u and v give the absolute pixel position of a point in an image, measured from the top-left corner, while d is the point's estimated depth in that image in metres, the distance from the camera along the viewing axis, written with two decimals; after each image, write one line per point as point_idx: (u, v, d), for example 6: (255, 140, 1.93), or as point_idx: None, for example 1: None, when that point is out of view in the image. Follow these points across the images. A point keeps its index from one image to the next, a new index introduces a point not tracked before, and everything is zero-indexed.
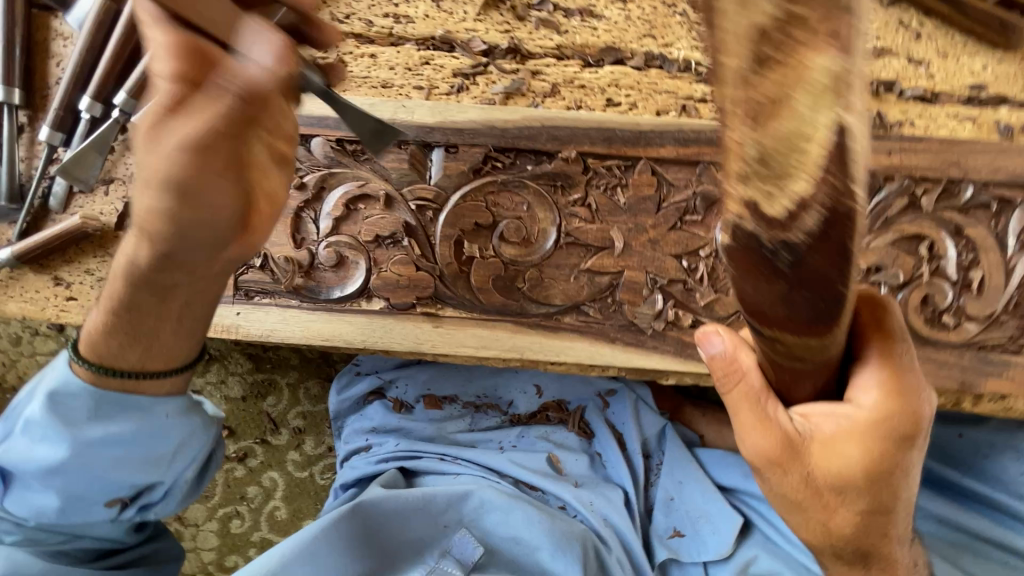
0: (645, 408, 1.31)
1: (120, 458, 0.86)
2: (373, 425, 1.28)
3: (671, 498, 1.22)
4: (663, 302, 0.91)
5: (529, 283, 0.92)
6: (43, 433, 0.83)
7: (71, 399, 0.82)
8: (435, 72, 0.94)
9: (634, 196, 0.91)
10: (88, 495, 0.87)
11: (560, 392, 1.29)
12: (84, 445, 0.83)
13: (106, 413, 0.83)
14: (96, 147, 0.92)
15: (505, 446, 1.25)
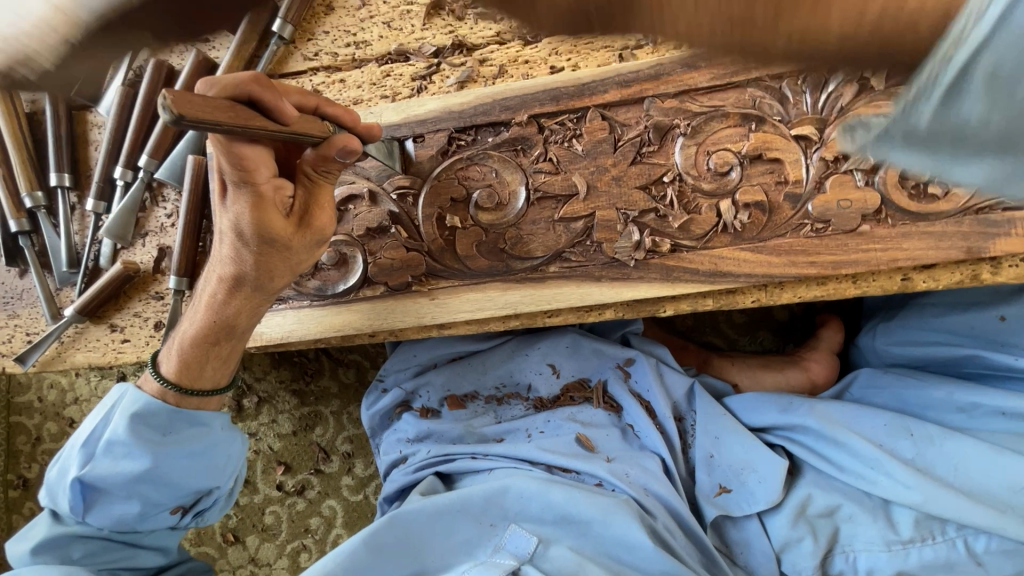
0: (668, 369, 1.29)
1: (190, 463, 1.01)
2: (406, 436, 1.32)
3: (711, 456, 1.18)
4: (639, 233, 0.95)
5: (510, 242, 0.98)
6: (123, 449, 0.97)
7: (151, 415, 0.98)
8: (396, 81, 1.06)
9: (590, 142, 0.97)
10: (162, 500, 1.01)
11: (578, 370, 1.30)
12: (164, 453, 0.98)
13: (179, 425, 1.00)
14: (132, 207, 1.10)
15: (532, 434, 1.26)
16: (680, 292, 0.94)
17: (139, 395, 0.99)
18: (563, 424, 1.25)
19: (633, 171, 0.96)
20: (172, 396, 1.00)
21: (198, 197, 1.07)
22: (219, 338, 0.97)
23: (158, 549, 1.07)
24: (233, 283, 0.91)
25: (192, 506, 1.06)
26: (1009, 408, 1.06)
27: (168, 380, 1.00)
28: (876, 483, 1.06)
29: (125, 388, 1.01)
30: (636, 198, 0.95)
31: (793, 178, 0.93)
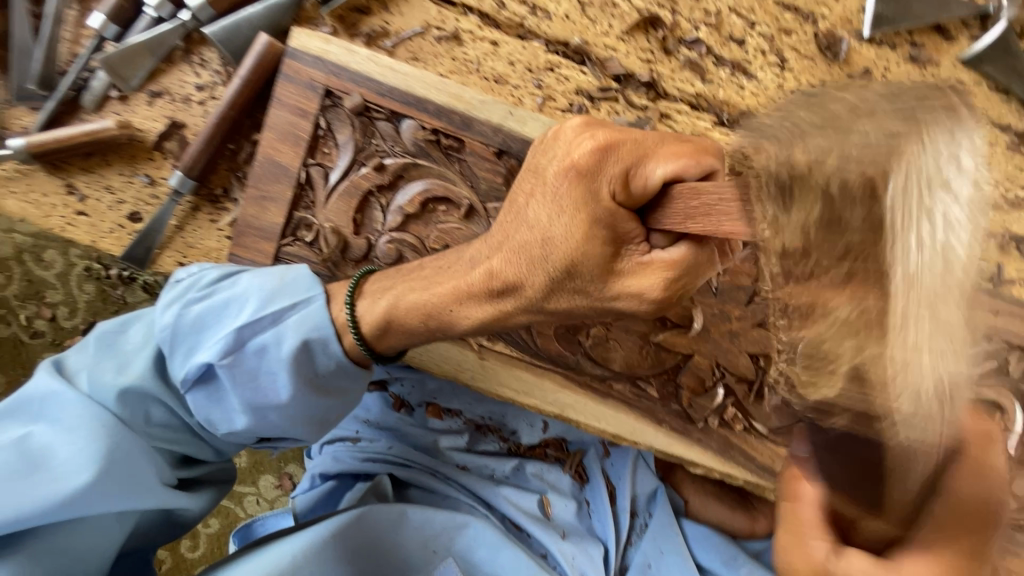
0: (644, 466, 1.27)
1: (305, 414, 0.79)
2: (369, 417, 1.24)
3: (647, 565, 1.22)
4: (723, 395, 0.86)
5: (592, 340, 0.84)
6: (300, 364, 0.75)
7: (323, 352, 0.77)
8: (557, 82, 0.83)
9: (728, 282, 0.83)
10: (261, 429, 0.79)
11: (564, 431, 1.24)
12: (306, 396, 0.77)
13: (335, 373, 0.78)
14: (153, 50, 0.79)
15: (498, 476, 1.21)
16: (726, 470, 0.88)
17: (323, 316, 0.76)
18: (529, 479, 1.22)
19: (753, 334, 0.84)
20: (342, 325, 0.76)
21: (253, 95, 0.79)
22: (435, 322, 0.74)
23: (214, 449, 0.84)
24: (501, 286, 0.70)
25: (273, 441, 0.83)
26: None
27: (357, 326, 0.75)
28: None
29: (315, 297, 0.76)
30: (740, 362, 0.85)
31: None
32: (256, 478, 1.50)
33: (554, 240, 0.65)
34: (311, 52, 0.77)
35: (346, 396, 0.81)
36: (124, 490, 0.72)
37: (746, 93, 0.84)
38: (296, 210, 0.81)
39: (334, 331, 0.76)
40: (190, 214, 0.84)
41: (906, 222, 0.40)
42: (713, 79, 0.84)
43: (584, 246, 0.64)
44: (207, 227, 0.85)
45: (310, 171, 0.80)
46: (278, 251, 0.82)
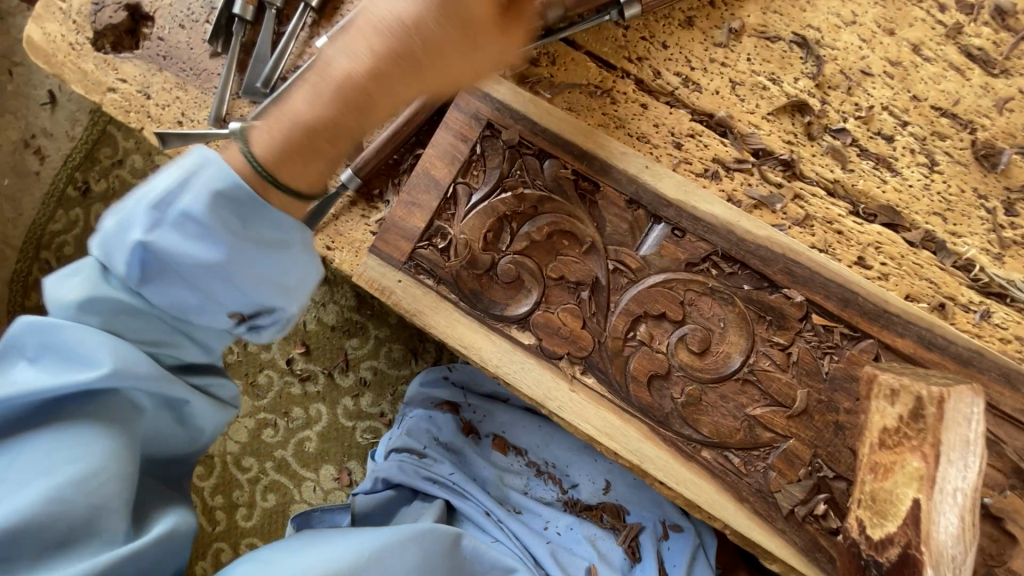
0: (703, 560, 1.18)
1: (260, 273, 0.68)
2: (439, 436, 1.24)
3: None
4: (816, 491, 0.81)
5: (686, 398, 0.84)
6: (224, 218, 0.65)
7: (242, 203, 0.66)
8: (696, 148, 0.88)
9: (841, 370, 0.80)
10: (223, 300, 0.69)
11: (625, 499, 1.20)
12: (239, 248, 0.66)
13: (264, 223, 0.68)
14: None
15: (549, 531, 1.16)
16: (805, 570, 0.82)
17: (226, 171, 0.66)
18: (581, 541, 1.15)
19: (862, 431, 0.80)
20: (258, 183, 0.67)
21: (425, 116, 0.92)
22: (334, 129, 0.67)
23: (202, 346, 0.76)
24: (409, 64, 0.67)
25: (250, 318, 0.72)
26: None
27: (264, 166, 0.67)
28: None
29: (205, 155, 0.67)
30: (842, 457, 0.80)
31: (1013, 566, 0.76)
32: (317, 466, 1.57)
33: (438, 51, 0.67)
34: (483, 90, 0.89)
35: (291, 244, 0.71)
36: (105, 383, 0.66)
37: (888, 188, 0.84)
38: (437, 219, 0.90)
39: (233, 172, 0.66)
40: (347, 207, 0.98)
41: (951, 454, 0.65)
42: (855, 169, 0.85)
43: (444, 57, 0.68)
44: (357, 219, 0.97)
45: (457, 188, 0.90)
46: (412, 251, 0.91)
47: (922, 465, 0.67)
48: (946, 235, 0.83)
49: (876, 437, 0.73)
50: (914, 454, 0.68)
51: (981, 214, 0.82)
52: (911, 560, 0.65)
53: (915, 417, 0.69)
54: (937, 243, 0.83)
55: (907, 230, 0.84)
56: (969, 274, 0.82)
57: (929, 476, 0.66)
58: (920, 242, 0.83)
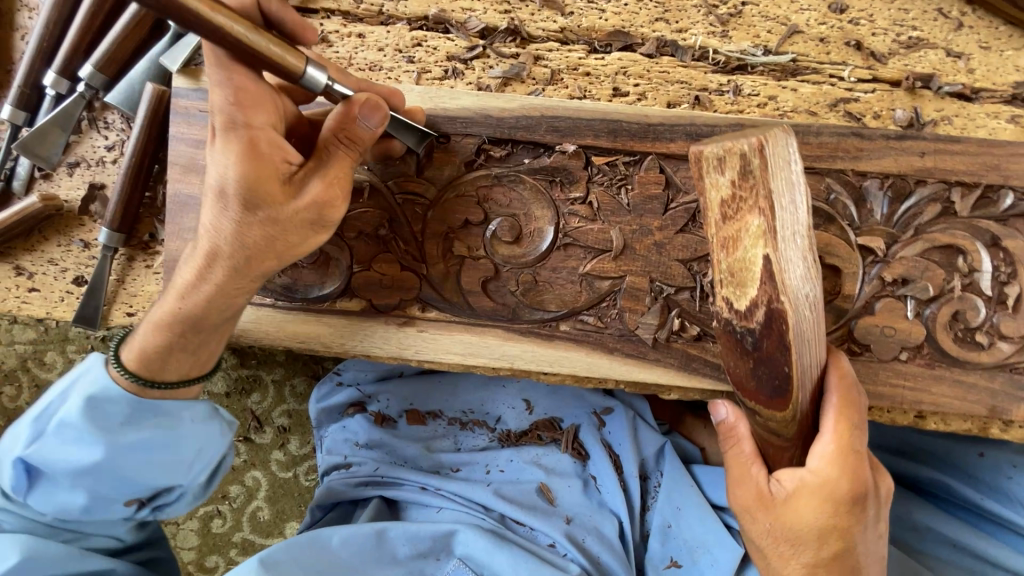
0: (644, 426, 1.27)
1: (133, 463, 0.81)
2: (357, 441, 1.28)
3: (668, 526, 1.19)
4: (667, 311, 0.84)
5: (522, 287, 0.84)
6: (100, 421, 0.80)
7: (112, 401, 0.80)
8: (427, 54, 0.86)
9: (639, 195, 0.83)
10: (111, 494, 0.83)
11: (552, 409, 1.27)
12: (117, 443, 0.80)
13: (138, 415, 0.81)
14: (60, 124, 0.85)
15: (491, 471, 1.24)
16: (694, 384, 0.85)
17: (100, 377, 0.80)
18: (526, 467, 1.23)
19: (679, 240, 0.83)
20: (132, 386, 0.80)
21: (153, 141, 0.86)
22: (181, 315, 0.76)
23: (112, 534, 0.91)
24: (213, 259, 0.73)
25: (150, 500, 0.87)
26: (958, 541, 1.07)
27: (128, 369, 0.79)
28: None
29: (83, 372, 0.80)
30: (674, 271, 0.84)
31: (846, 291, 0.83)
32: (282, 526, 1.51)
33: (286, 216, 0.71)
34: (189, 86, 0.82)
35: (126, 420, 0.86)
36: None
37: (609, 15, 0.87)
38: None
39: (115, 385, 0.80)
40: (127, 266, 0.90)
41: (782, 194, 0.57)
42: (573, 10, 0.86)
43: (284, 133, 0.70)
44: (145, 272, 0.90)
45: None
46: None
47: (763, 222, 0.58)
48: (674, 35, 0.86)
49: (716, 211, 0.62)
50: (754, 214, 0.58)
51: (693, 3, 0.87)
52: (776, 312, 0.60)
53: (746, 177, 0.58)
54: (670, 45, 0.86)
55: (642, 45, 0.86)
56: (709, 60, 0.86)
57: (768, 227, 0.58)
58: (657, 52, 0.86)
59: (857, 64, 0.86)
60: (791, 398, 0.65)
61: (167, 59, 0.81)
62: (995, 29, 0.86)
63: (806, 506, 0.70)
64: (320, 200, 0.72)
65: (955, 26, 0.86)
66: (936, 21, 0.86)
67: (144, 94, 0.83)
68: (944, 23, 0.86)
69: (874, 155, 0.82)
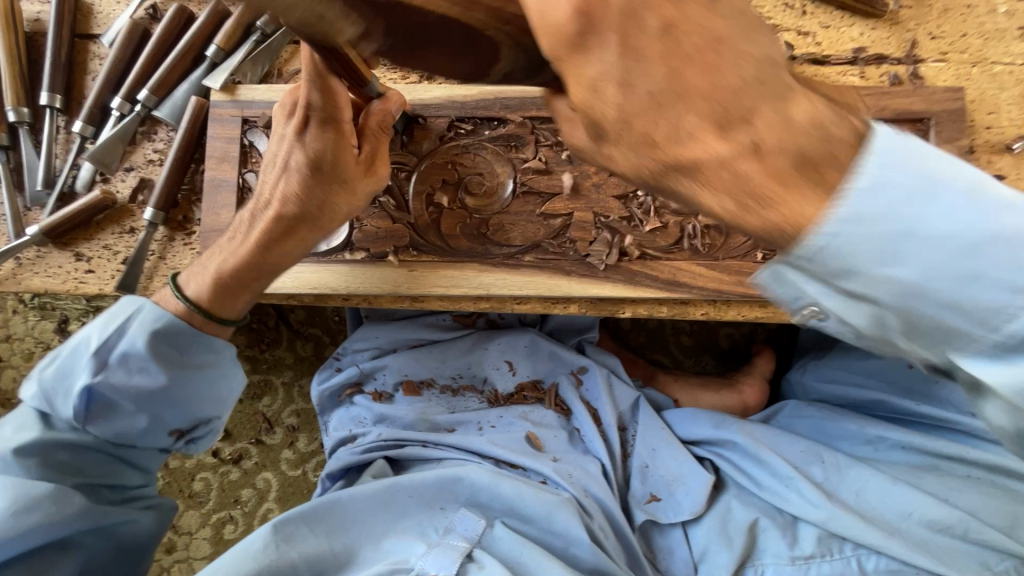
0: (618, 382, 1.37)
1: (189, 390, 0.98)
2: (361, 418, 1.36)
3: (646, 467, 1.28)
4: (611, 238, 1.04)
5: (492, 228, 1.04)
6: (164, 351, 0.95)
7: (177, 333, 0.96)
8: (407, 65, 1.13)
9: (577, 150, 1.06)
10: (167, 420, 0.99)
11: (534, 372, 1.37)
12: (178, 374, 0.96)
13: (197, 349, 0.98)
14: (122, 138, 1.08)
15: (484, 427, 1.30)
16: (640, 295, 1.03)
17: (161, 313, 0.95)
18: (515, 421, 1.30)
19: (613, 181, 1.05)
20: (197, 322, 0.98)
21: (193, 140, 1.08)
22: (258, 270, 0.96)
23: (141, 468, 1.04)
24: (289, 223, 0.94)
25: (188, 432, 1.03)
26: (908, 443, 1.21)
27: (201, 310, 0.97)
28: (787, 499, 1.17)
29: (146, 307, 0.96)
30: (612, 205, 1.05)
31: None
32: None
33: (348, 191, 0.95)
34: (224, 98, 1.06)
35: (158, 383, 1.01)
36: (42, 530, 0.89)
37: None
38: (243, 207, 1.05)
39: (177, 317, 0.96)
40: (167, 244, 1.09)
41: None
42: None
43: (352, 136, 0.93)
44: (183, 249, 1.09)
45: (246, 177, 1.05)
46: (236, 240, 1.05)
47: None
48: None
49: None
50: None
51: None
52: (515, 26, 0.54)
53: None
54: None
55: None
56: None
57: None
58: None
59: None
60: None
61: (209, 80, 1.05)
62: (831, 13, 1.13)
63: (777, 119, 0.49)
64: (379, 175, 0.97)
65: (800, 13, 1.13)
66: (785, 12, 1.14)
67: (188, 104, 1.07)
68: (791, 12, 1.14)
69: None
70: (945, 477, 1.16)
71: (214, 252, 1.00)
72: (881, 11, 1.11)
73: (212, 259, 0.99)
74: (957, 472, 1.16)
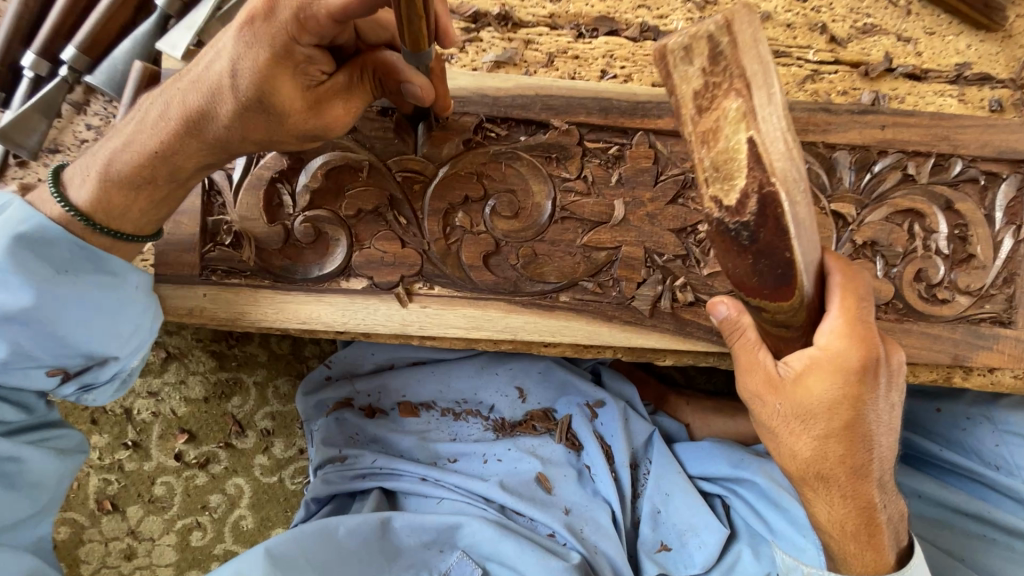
0: (634, 416, 1.27)
1: (71, 318, 0.73)
2: (355, 437, 1.25)
3: (658, 512, 1.20)
4: (663, 280, 0.88)
5: (523, 261, 0.87)
6: (31, 263, 0.70)
7: (48, 242, 0.71)
8: None
9: (631, 169, 0.87)
10: (43, 354, 0.74)
11: (546, 400, 1.26)
12: (57, 291, 0.71)
13: (81, 263, 0.73)
14: (42, 109, 0.81)
15: (489, 460, 1.20)
16: (689, 348, 0.89)
17: (33, 214, 0.71)
18: (523, 457, 1.19)
19: (670, 211, 0.88)
20: (78, 229, 0.72)
21: None
22: (159, 167, 0.71)
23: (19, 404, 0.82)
24: (208, 127, 0.69)
25: (77, 373, 0.78)
26: (925, 491, 1.17)
27: (77, 208, 0.72)
28: (803, 550, 1.11)
29: (11, 202, 0.71)
30: (667, 241, 0.88)
31: None
32: (266, 535, 1.44)
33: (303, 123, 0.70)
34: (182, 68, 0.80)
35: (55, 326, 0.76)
36: None
37: (595, 2, 0.91)
38: (210, 216, 0.83)
39: (53, 223, 0.71)
40: None
41: (760, 75, 0.56)
42: None
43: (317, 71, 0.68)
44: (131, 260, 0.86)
45: (214, 177, 0.83)
46: (202, 258, 0.83)
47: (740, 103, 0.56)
48: (655, 21, 0.92)
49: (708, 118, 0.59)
50: (733, 96, 0.56)
51: None
52: (771, 197, 0.57)
53: (716, 61, 0.56)
54: (652, 30, 0.92)
55: (626, 30, 0.92)
56: None
57: (746, 109, 0.56)
58: (640, 36, 0.92)
59: (821, 47, 0.94)
60: (796, 285, 0.62)
61: (164, 44, 0.79)
62: (938, 17, 0.95)
63: (823, 379, 0.69)
64: (325, 121, 0.71)
65: (904, 13, 0.95)
66: (888, 9, 0.95)
67: (132, 71, 0.80)
68: (895, 10, 0.95)
69: (841, 128, 0.89)
70: (960, 534, 1.12)
71: (135, 112, 0.72)
72: (996, 21, 0.93)
73: (124, 125, 0.72)
74: (973, 529, 1.12)
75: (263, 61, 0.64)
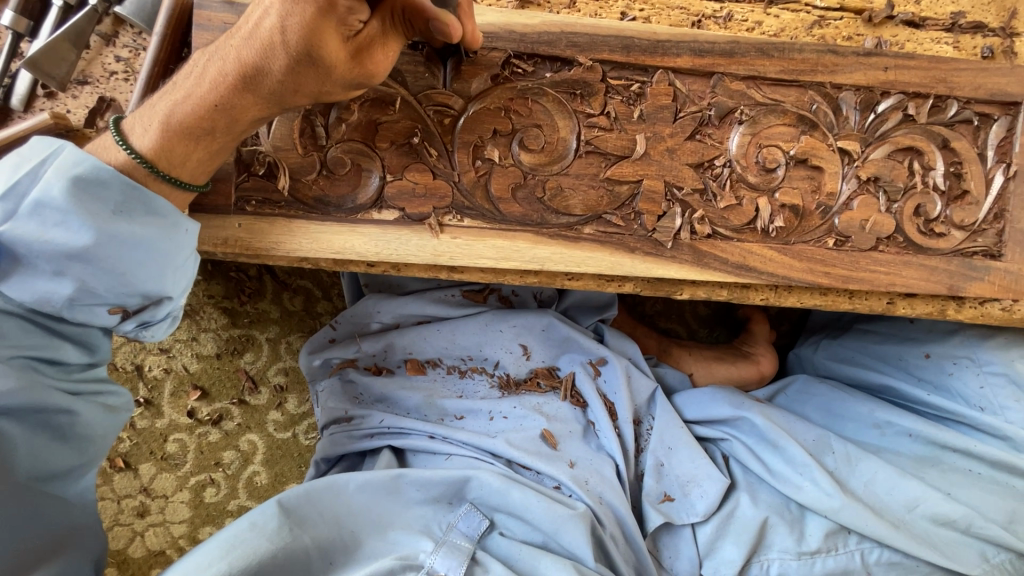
0: (637, 372, 1.21)
1: (129, 258, 0.73)
2: (360, 397, 1.16)
3: (661, 464, 1.15)
4: (681, 212, 0.93)
5: (550, 193, 0.90)
6: (87, 204, 0.70)
7: (102, 185, 0.71)
8: None
9: (652, 106, 0.91)
10: (102, 293, 0.74)
11: (550, 357, 1.20)
12: (112, 232, 0.71)
13: (132, 204, 0.73)
14: (71, 38, 0.82)
15: (495, 418, 1.13)
16: (706, 278, 0.94)
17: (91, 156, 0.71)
18: (529, 414, 1.12)
19: (688, 146, 0.92)
20: (138, 174, 0.73)
21: (173, 49, 0.83)
22: (218, 120, 0.72)
23: (81, 346, 0.82)
24: (264, 79, 0.70)
25: (135, 313, 0.79)
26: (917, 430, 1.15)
27: (141, 154, 0.73)
28: (800, 488, 1.11)
29: (63, 146, 0.71)
30: (685, 175, 0.92)
31: (828, 190, 0.95)
32: (281, 490, 1.46)
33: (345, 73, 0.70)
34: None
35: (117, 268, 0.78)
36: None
37: None
38: (244, 146, 0.85)
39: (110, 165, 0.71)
40: None
41: None
42: None
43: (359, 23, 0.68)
44: None
45: None
46: (236, 188, 0.85)
47: None
48: None
49: None
50: None
51: None
52: None
53: None
54: None
55: None
56: None
57: None
58: None
59: None
60: None
61: None
62: None
63: None
64: (367, 71, 0.72)
65: None
66: None
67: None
68: None
69: (848, 69, 0.94)
70: (947, 469, 1.13)
71: (189, 67, 0.74)
72: None
73: (180, 77, 0.73)
74: (957, 464, 1.13)
75: (309, 17, 0.65)
